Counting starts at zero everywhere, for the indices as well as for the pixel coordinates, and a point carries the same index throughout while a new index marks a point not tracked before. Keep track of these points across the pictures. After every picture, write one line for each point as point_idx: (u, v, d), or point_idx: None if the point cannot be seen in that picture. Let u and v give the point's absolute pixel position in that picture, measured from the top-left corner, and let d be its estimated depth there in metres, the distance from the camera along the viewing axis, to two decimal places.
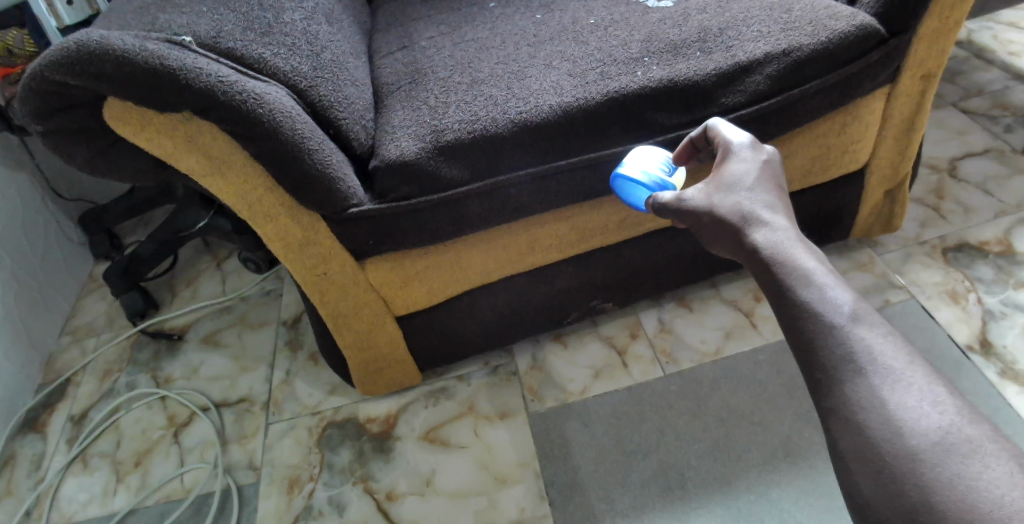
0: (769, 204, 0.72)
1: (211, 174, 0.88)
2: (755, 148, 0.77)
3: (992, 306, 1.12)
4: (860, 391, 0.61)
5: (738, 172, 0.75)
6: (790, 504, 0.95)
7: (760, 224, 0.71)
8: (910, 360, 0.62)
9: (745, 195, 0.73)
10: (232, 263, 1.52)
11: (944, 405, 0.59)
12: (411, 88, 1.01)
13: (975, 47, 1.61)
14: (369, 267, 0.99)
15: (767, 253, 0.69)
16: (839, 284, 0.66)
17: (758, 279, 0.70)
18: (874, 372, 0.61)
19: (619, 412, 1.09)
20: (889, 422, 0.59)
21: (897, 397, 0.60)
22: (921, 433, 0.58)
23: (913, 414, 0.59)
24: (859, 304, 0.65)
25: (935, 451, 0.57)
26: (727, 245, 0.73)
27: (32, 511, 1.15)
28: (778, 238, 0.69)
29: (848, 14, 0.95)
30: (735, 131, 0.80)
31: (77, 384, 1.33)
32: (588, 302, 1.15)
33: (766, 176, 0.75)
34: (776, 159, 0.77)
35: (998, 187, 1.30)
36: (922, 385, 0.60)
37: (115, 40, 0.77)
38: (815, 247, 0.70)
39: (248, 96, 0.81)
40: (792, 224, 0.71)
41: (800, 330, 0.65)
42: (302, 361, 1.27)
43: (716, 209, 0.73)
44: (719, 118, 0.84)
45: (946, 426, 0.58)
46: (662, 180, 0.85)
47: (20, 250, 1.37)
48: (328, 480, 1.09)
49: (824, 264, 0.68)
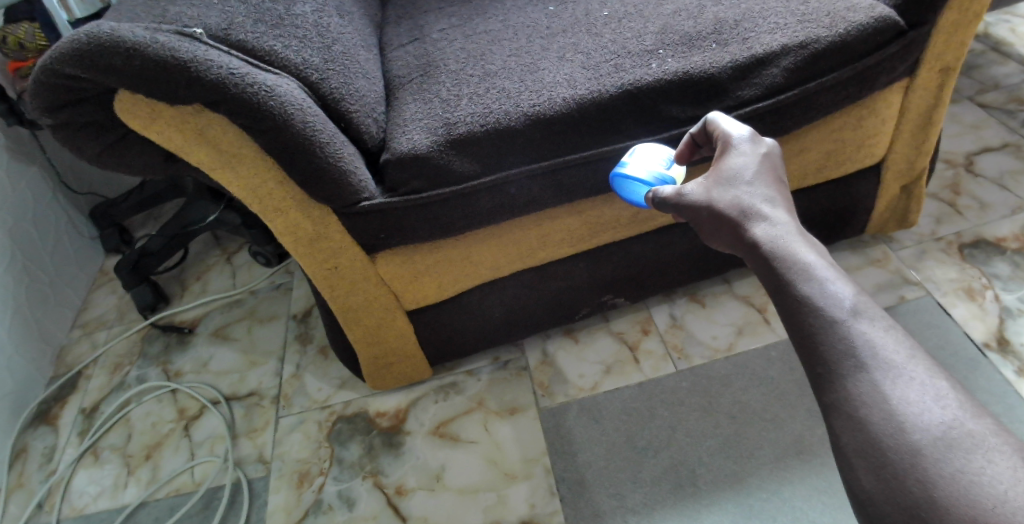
0: (769, 199, 0.71)
1: (222, 168, 0.87)
2: (755, 141, 0.76)
3: (1009, 303, 1.11)
4: (861, 386, 0.60)
5: (737, 166, 0.74)
6: (803, 502, 0.95)
7: (760, 219, 0.70)
8: (912, 354, 0.61)
9: (745, 189, 0.72)
10: (242, 258, 1.51)
11: (946, 400, 0.58)
12: (422, 81, 1.00)
13: (992, 40, 1.59)
14: (380, 261, 0.99)
15: (768, 248, 0.68)
16: (839, 278, 0.65)
17: (758, 274, 0.69)
18: (876, 367, 0.60)
19: (631, 408, 1.08)
20: (891, 416, 0.58)
21: (899, 393, 0.59)
22: (923, 429, 0.57)
23: (915, 409, 0.58)
24: (862, 298, 0.64)
25: (938, 446, 0.56)
26: (727, 240, 0.72)
27: (42, 503, 1.15)
28: (778, 233, 0.68)
29: (866, 6, 0.93)
30: (735, 123, 0.78)
31: (88, 377, 1.33)
32: (599, 298, 1.14)
33: (766, 170, 0.73)
34: (776, 152, 0.76)
35: (1014, 182, 1.28)
36: (924, 379, 0.59)
37: (125, 32, 0.77)
38: (816, 241, 0.69)
39: (259, 89, 0.81)
40: (792, 219, 0.70)
41: (801, 326, 0.64)
42: (312, 355, 1.27)
43: (716, 204, 0.72)
44: (719, 113, 0.82)
45: (948, 421, 0.57)
46: (662, 175, 0.84)
47: (31, 244, 1.37)
48: (338, 475, 1.09)
49: (825, 258, 0.67)
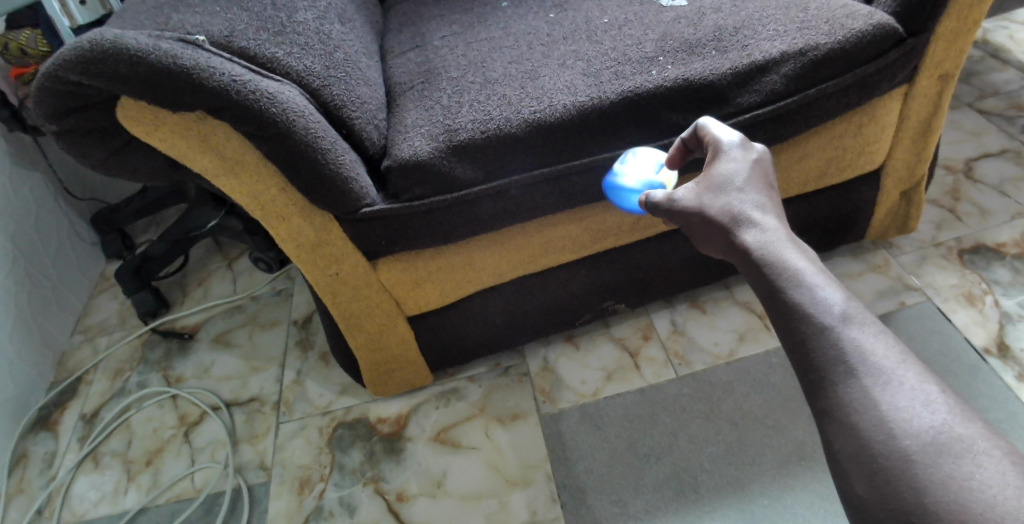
0: (759, 205, 0.71)
1: (225, 174, 0.87)
2: (745, 146, 0.76)
3: (1009, 309, 1.11)
4: (853, 393, 0.60)
5: (728, 172, 0.74)
6: (803, 508, 0.94)
7: (751, 225, 0.70)
8: (902, 359, 0.61)
9: (736, 195, 0.72)
10: (244, 264, 1.51)
11: (936, 404, 0.58)
12: (423, 88, 1.01)
13: (991, 47, 1.59)
14: (381, 268, 0.99)
15: (759, 255, 0.68)
16: (830, 283, 0.65)
17: (750, 280, 0.70)
18: (866, 373, 0.61)
19: (633, 415, 1.08)
20: (881, 423, 0.58)
21: (889, 398, 0.59)
22: (914, 435, 0.57)
23: (906, 414, 0.58)
24: (852, 304, 0.64)
25: (928, 451, 0.56)
26: (719, 246, 0.72)
27: (43, 509, 1.15)
28: (769, 239, 0.69)
29: (865, 14, 0.94)
30: (725, 128, 0.78)
31: (89, 383, 1.33)
32: (601, 304, 1.14)
33: (756, 176, 0.74)
34: (767, 157, 0.76)
35: (1014, 188, 1.28)
36: (914, 385, 0.59)
37: (129, 39, 0.77)
38: (806, 246, 0.69)
39: (262, 96, 0.81)
40: (782, 224, 0.70)
41: (792, 332, 0.65)
42: (313, 361, 1.27)
43: (707, 210, 0.72)
44: (711, 117, 0.82)
45: (939, 426, 0.57)
46: (651, 181, 0.85)
47: (33, 249, 1.37)
48: (339, 480, 1.09)
49: (816, 264, 0.67)
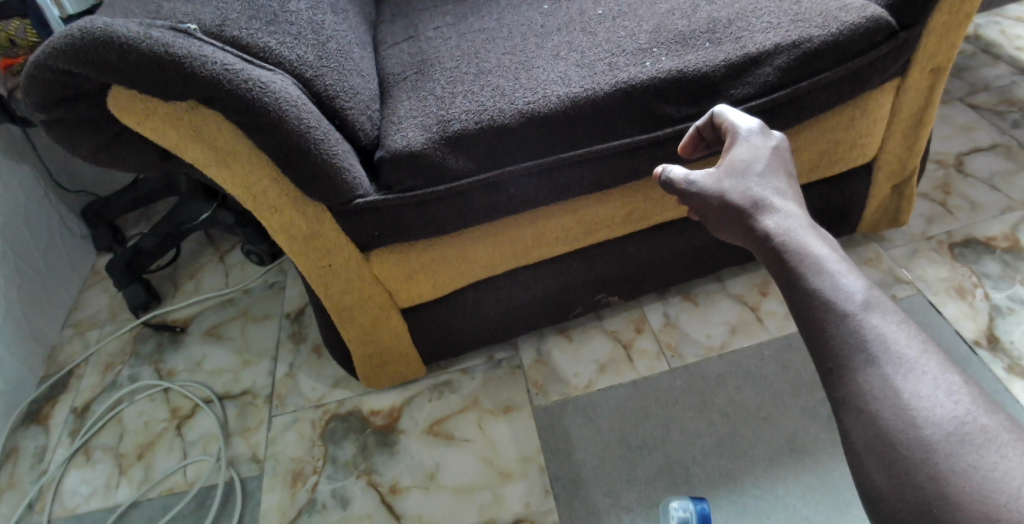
0: (780, 192, 0.72)
1: (216, 165, 0.87)
2: (764, 134, 0.76)
3: (999, 302, 1.11)
4: (872, 381, 0.61)
5: (748, 158, 0.75)
6: (796, 499, 0.95)
7: (771, 211, 0.71)
8: (923, 349, 0.61)
9: (756, 181, 0.73)
10: (235, 257, 1.51)
11: (958, 395, 0.58)
12: (417, 78, 1.00)
13: (982, 42, 1.60)
14: (374, 260, 0.99)
15: (779, 240, 0.69)
16: (851, 271, 0.66)
17: (768, 266, 0.70)
18: (888, 361, 0.61)
19: (625, 408, 1.08)
20: (902, 412, 0.59)
21: (910, 387, 0.59)
22: (935, 424, 0.57)
23: (927, 404, 0.58)
24: (872, 292, 0.64)
25: (950, 441, 0.57)
26: (738, 231, 0.73)
27: (33, 504, 1.15)
28: (789, 225, 0.69)
29: (858, 6, 0.94)
30: (743, 116, 0.79)
31: (79, 377, 1.32)
32: (593, 296, 1.14)
33: (776, 163, 0.74)
34: (784, 145, 0.76)
35: (1004, 183, 1.29)
36: (936, 374, 0.60)
37: (119, 28, 0.76)
38: (825, 234, 0.70)
39: (253, 86, 0.80)
40: (803, 212, 0.71)
41: (812, 319, 0.65)
42: (305, 354, 1.27)
43: (727, 195, 0.73)
44: (725, 105, 0.83)
45: (961, 416, 0.57)
46: None
47: (23, 243, 1.36)
48: (332, 474, 1.09)
49: (835, 251, 0.68)
